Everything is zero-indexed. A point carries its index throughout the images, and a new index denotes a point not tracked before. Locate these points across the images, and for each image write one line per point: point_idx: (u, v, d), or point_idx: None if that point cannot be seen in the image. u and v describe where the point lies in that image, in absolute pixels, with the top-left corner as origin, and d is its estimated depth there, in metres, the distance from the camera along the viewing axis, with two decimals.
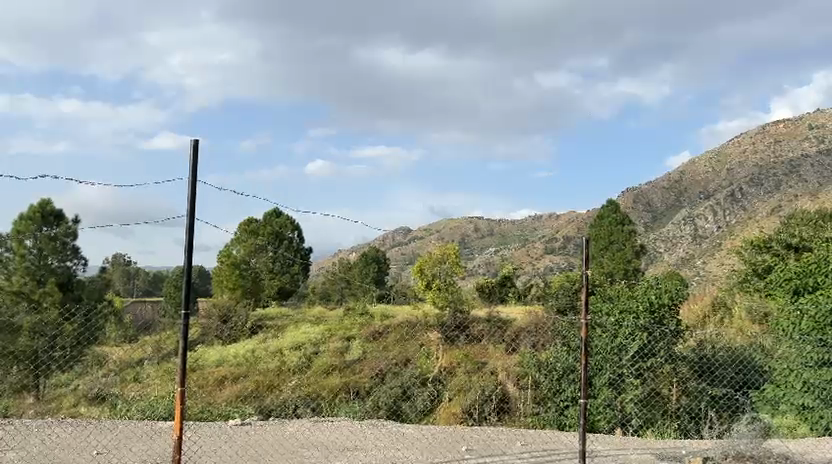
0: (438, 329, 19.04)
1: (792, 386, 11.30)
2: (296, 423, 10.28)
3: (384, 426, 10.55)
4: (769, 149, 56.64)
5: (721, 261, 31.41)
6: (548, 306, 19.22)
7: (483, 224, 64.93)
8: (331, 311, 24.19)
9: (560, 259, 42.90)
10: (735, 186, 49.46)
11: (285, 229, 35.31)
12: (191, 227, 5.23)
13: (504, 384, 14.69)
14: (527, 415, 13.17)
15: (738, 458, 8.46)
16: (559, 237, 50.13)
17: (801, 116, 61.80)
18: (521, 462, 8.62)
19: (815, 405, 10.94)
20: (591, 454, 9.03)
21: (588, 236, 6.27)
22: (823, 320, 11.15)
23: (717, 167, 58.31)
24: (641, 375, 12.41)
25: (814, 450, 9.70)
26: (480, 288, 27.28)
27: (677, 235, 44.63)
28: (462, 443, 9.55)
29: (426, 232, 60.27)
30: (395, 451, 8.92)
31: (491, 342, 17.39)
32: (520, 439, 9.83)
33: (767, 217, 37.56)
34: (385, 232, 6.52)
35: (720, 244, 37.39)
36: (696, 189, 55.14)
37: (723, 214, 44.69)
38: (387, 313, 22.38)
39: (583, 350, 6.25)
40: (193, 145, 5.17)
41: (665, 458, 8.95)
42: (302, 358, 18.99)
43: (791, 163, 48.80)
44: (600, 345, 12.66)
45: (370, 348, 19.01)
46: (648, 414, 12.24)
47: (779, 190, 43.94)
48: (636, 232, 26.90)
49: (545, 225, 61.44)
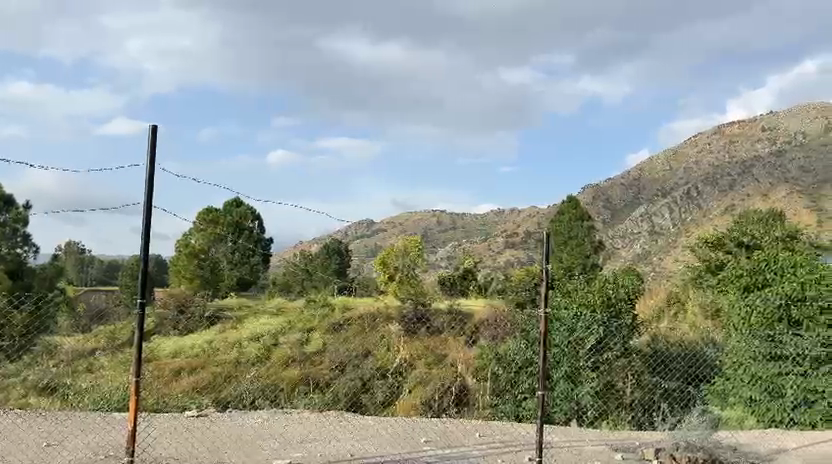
0: (400, 321, 19.00)
1: (740, 380, 12.07)
2: (254, 416, 10.16)
3: (343, 417, 10.55)
4: (724, 149, 58.37)
5: (675, 257, 32.25)
6: (508, 300, 19.31)
7: (447, 218, 65.03)
8: (292, 303, 23.85)
9: (520, 253, 43.27)
10: (689, 185, 50.83)
11: (246, 219, 35.38)
12: (147, 213, 5.13)
13: (463, 377, 14.75)
14: (485, 406, 13.29)
15: (690, 449, 8.72)
16: (520, 232, 50.49)
17: (754, 119, 63.92)
18: (479, 453, 8.76)
19: (762, 398, 11.81)
20: (548, 445, 9.29)
21: (550, 231, 6.31)
22: (771, 316, 12.16)
23: (675, 166, 59.61)
24: (597, 367, 12.68)
25: (760, 440, 10.25)
26: (442, 280, 27.32)
27: (634, 232, 45.52)
28: (422, 434, 9.64)
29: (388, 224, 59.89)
30: (356, 443, 8.97)
31: (451, 334, 17.44)
32: (477, 431, 9.96)
33: (719, 216, 38.74)
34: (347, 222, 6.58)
35: (675, 241, 38.29)
36: (654, 187, 56.33)
37: (678, 213, 45.83)
38: (349, 304, 22.14)
39: (542, 344, 6.32)
40: (152, 129, 5.08)
41: (620, 449, 9.26)
42: (261, 349, 18.76)
43: (744, 163, 50.34)
44: (558, 340, 12.84)
45: (331, 339, 18.88)
46: (603, 406, 12.61)
47: (732, 190, 45.30)
48: (596, 228, 27.44)
49: (505, 218, 61.80)
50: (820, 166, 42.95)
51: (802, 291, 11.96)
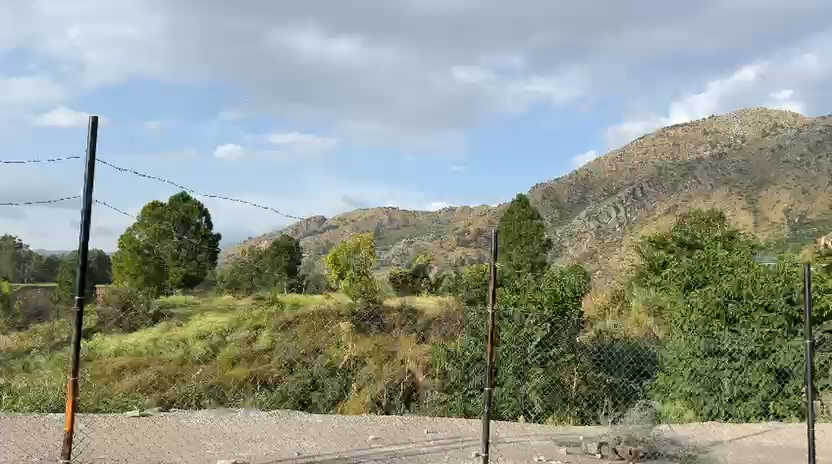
0: (350, 318, 18.94)
1: (681, 375, 12.58)
2: (198, 415, 10.00)
3: (290, 416, 10.45)
4: (668, 151, 60.20)
5: (620, 255, 33.11)
6: (459, 296, 19.43)
7: (399, 215, 65.08)
8: (240, 300, 23.49)
9: (471, 250, 43.66)
10: (635, 186, 52.20)
11: (193, 214, 34.66)
12: (87, 207, 4.98)
13: (414, 373, 14.81)
14: (434, 403, 13.39)
15: (631, 442, 8.99)
16: (471, 230, 50.93)
17: (696, 122, 66.12)
18: (427, 449, 8.82)
19: (700, 392, 12.29)
20: (494, 440, 9.46)
21: (497, 229, 6.41)
22: (710, 312, 12.73)
23: (622, 167, 61.09)
24: (543, 363, 12.92)
25: (698, 433, 10.62)
26: (394, 277, 27.33)
27: (581, 230, 46.46)
28: (369, 431, 9.63)
29: (340, 221, 59.56)
30: (301, 441, 8.92)
31: (402, 331, 17.48)
32: (425, 427, 10.04)
33: (663, 216, 39.92)
34: (298, 218, 6.55)
35: (621, 240, 39.25)
36: (601, 187, 57.65)
37: (624, 213, 47.03)
38: (299, 301, 21.93)
39: (490, 339, 6.45)
40: (94, 121, 4.93)
41: (564, 444, 9.44)
42: (208, 348, 18.42)
43: (687, 166, 52.01)
44: (506, 336, 13.06)
45: (280, 336, 18.65)
46: (548, 401, 12.74)
47: (675, 191, 46.75)
48: (545, 227, 27.92)
49: (457, 216, 62.22)
50: (757, 169, 44.77)
51: (738, 289, 12.59)
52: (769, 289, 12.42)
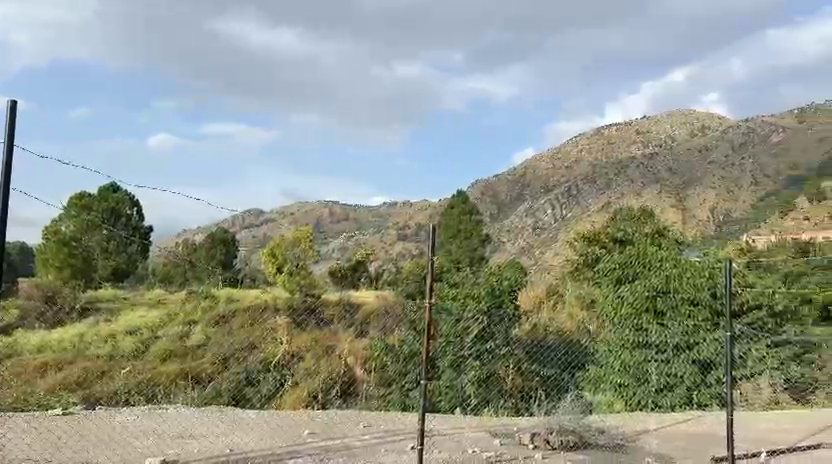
0: (287, 313, 18.71)
1: (611, 367, 12.68)
2: (125, 413, 9.68)
3: (223, 413, 10.21)
4: (603, 150, 61.96)
5: (556, 251, 33.85)
6: (397, 291, 19.48)
7: (338, 209, 64.67)
8: (173, 294, 22.82)
9: (411, 244, 43.80)
10: (571, 183, 53.48)
11: (123, 206, 33.48)
12: (5, 198, 4.74)
13: (352, 368, 14.75)
14: (372, 397, 13.41)
15: (563, 432, 9.30)
16: (411, 224, 51.04)
17: (629, 122, 68.31)
18: (362, 443, 8.82)
19: (630, 383, 12.62)
20: (429, 433, 9.53)
21: (434, 224, 7.10)
22: (640, 306, 13.26)
23: (558, 165, 62.45)
24: (480, 356, 13.09)
25: (626, 423, 11.01)
26: (333, 272, 27.14)
27: (518, 225, 47.21)
28: (304, 426, 9.55)
29: (277, 213, 58.65)
30: (233, 437, 8.77)
31: (341, 326, 17.36)
32: (361, 422, 10.02)
33: (597, 213, 41.02)
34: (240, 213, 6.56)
35: (556, 236, 40.13)
36: (538, 183, 58.79)
37: (560, 209, 48.10)
38: (234, 296, 21.49)
39: (427, 332, 6.61)
40: (10, 107, 4.69)
41: (497, 435, 9.64)
42: (138, 343, 17.83)
43: (620, 164, 53.64)
44: (445, 330, 13.14)
45: (214, 331, 18.23)
46: (484, 393, 12.97)
47: (609, 189, 48.14)
48: (483, 223, 28.29)
49: (397, 210, 62.26)
50: (685, 170, 46.66)
51: (668, 284, 13.54)
52: (694, 283, 13.36)
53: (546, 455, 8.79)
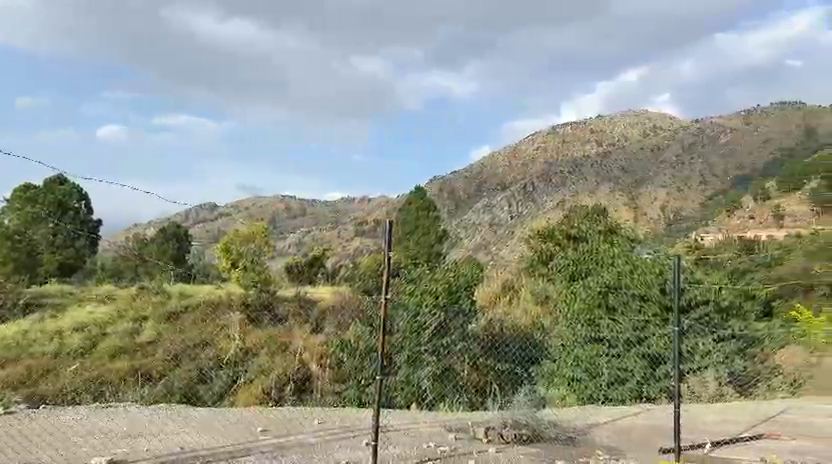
0: (242, 309, 18.44)
1: (564, 361, 13.16)
2: (70, 412, 9.40)
3: (176, 411, 10.03)
4: (559, 148, 62.89)
5: (512, 247, 34.20)
6: (354, 286, 19.40)
7: (295, 204, 64.10)
8: (122, 290, 22.23)
9: (368, 240, 43.66)
10: (528, 181, 54.15)
11: (71, 199, 32.51)
12: None
13: (307, 364, 14.64)
14: (328, 393, 13.37)
15: (517, 426, 9.45)
16: (368, 220, 50.90)
17: (584, 121, 69.52)
18: (316, 440, 8.77)
19: (582, 377, 12.97)
20: (384, 428, 9.54)
21: (391, 222, 7.39)
22: (593, 303, 13.64)
23: (515, 162, 63.16)
24: (437, 352, 13.16)
25: (577, 416, 11.21)
26: (289, 267, 26.86)
27: (474, 221, 47.48)
28: (257, 424, 9.44)
29: (232, 208, 57.68)
30: (184, 435, 8.63)
31: (297, 322, 17.20)
32: (315, 418, 9.96)
33: (552, 210, 41.62)
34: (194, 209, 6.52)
35: (512, 233, 40.56)
36: (495, 181, 59.30)
37: (516, 206, 48.63)
38: (187, 291, 21.05)
39: (381, 328, 6.68)
40: None
41: (453, 430, 9.71)
42: (86, 339, 17.31)
43: (575, 162, 54.58)
44: (404, 326, 13.12)
45: (166, 327, 17.84)
46: (441, 388, 13.03)
47: (564, 186, 48.90)
48: (441, 218, 28.44)
49: (354, 206, 61.99)
50: (638, 168, 47.79)
51: (618, 281, 13.69)
52: (645, 280, 13.56)
53: (500, 448, 8.92)
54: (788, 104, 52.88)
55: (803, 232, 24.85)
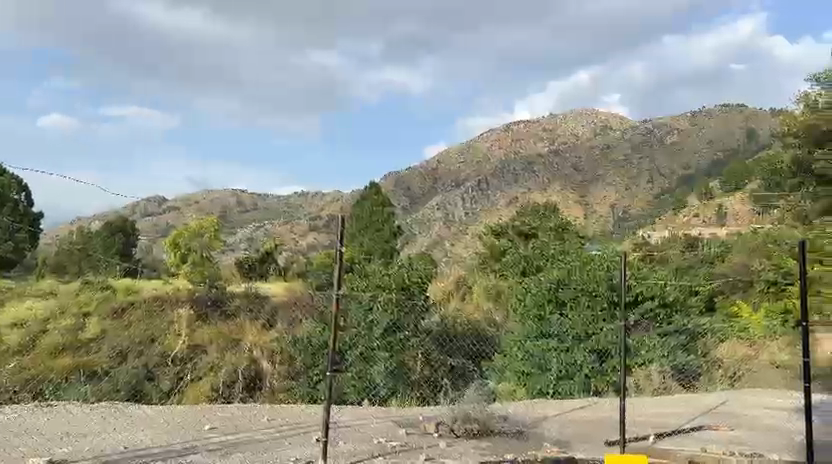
0: (191, 305, 18.06)
1: (515, 356, 13.47)
2: (8, 412, 9.04)
3: (121, 409, 9.77)
4: (512, 145, 63.63)
5: (465, 244, 34.43)
6: (307, 282, 19.25)
7: (247, 199, 62.97)
8: (65, 284, 21.46)
9: (321, 236, 43.30)
10: (482, 178, 54.60)
11: (9, 190, 31.15)
12: None
13: (259, 361, 14.45)
14: (278, 390, 13.34)
15: (468, 421, 9.43)
16: (322, 215, 50.47)
17: (537, 119, 70.56)
18: (267, 437, 8.69)
19: (532, 372, 13.24)
20: (334, 425, 9.52)
21: (343, 216, 7.83)
22: (542, 300, 14.00)
23: (470, 159, 63.62)
24: (390, 348, 13.13)
25: (525, 410, 11.34)
26: (240, 263, 26.43)
27: (427, 216, 47.52)
28: (206, 421, 9.30)
29: (181, 202, 56.27)
30: (129, 434, 8.43)
31: (248, 318, 16.96)
32: (266, 415, 9.87)
33: (505, 207, 42.10)
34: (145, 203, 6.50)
35: (466, 230, 40.82)
36: (450, 177, 59.56)
37: (471, 203, 48.95)
38: (133, 287, 20.48)
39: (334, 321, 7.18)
40: None
41: (403, 425, 9.78)
42: (26, 336, 16.64)
43: (529, 160, 55.32)
44: (355, 321, 13.43)
45: (112, 323, 17.32)
46: (393, 383, 12.91)
47: (517, 184, 49.47)
48: (395, 214, 28.48)
49: (308, 201, 61.32)
50: (589, 167, 48.77)
51: (568, 276, 13.97)
52: (595, 275, 13.77)
53: (451, 442, 9.02)
54: (730, 107, 54.88)
55: (743, 230, 25.85)
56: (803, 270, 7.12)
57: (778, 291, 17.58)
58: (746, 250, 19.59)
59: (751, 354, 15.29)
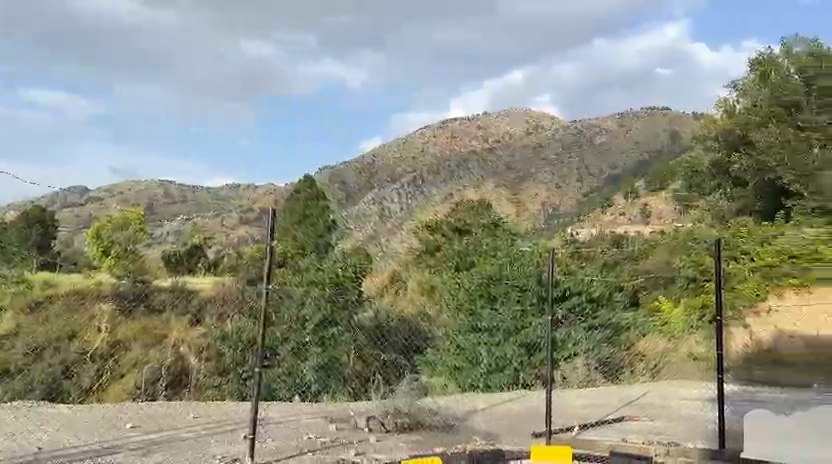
0: (114, 300, 17.33)
1: (448, 351, 13.64)
2: None
3: (32, 408, 9.32)
4: (448, 142, 64.07)
5: (400, 239, 34.41)
6: (237, 277, 18.82)
7: (175, 191, 60.85)
8: None
9: (253, 229, 42.35)
10: (418, 173, 54.72)
11: None
12: None
13: (186, 358, 14.03)
14: (206, 387, 12.96)
15: (397, 415, 9.76)
16: (255, 208, 49.39)
17: (472, 117, 71.33)
18: (192, 434, 8.49)
19: (463, 366, 13.39)
20: (262, 422, 9.38)
21: (273, 212, 8.19)
22: (474, 295, 14.15)
23: (406, 154, 63.65)
24: (322, 343, 13.00)
25: (455, 404, 11.46)
26: (167, 256, 25.55)
27: (362, 208, 47.18)
28: (127, 420, 8.98)
29: (105, 192, 53.84)
30: (44, 435, 8.05)
31: (174, 313, 16.49)
32: (192, 412, 9.65)
33: (440, 203, 42.34)
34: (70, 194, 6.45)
35: (401, 225, 40.80)
36: (386, 170, 59.39)
37: (406, 197, 48.95)
38: (51, 280, 19.46)
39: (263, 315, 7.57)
40: None
41: (333, 420, 9.71)
42: None
43: (464, 156, 55.83)
44: (288, 316, 13.11)
45: (27, 319, 16.42)
46: (324, 379, 12.75)
47: (453, 179, 49.82)
48: (329, 208, 28.24)
49: (240, 192, 59.85)
50: (523, 165, 49.67)
51: (500, 271, 14.24)
52: (523, 270, 14.32)
53: (381, 437, 9.03)
54: (656, 110, 57.05)
55: (665, 229, 26.93)
56: (718, 269, 8.02)
57: (697, 286, 18.50)
58: (668, 246, 20.47)
59: (671, 347, 15.97)
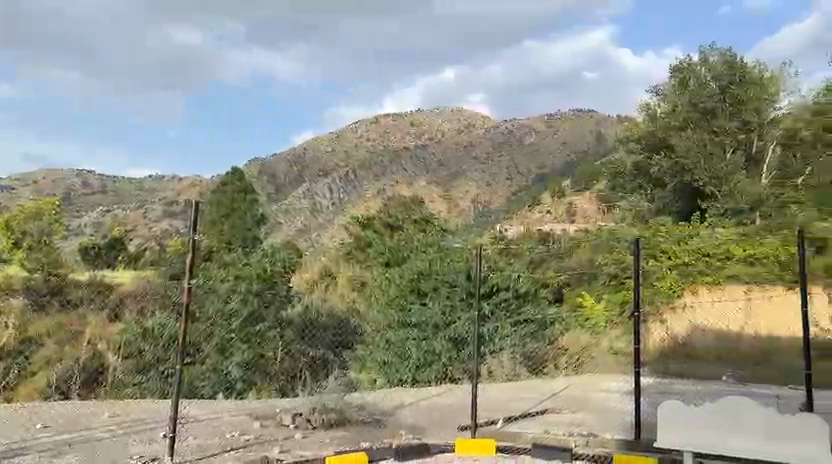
0: (25, 294, 16.40)
1: (377, 346, 13.68)
2: None
3: None
4: (381, 138, 63.93)
5: (330, 235, 34.05)
6: (159, 272, 18.20)
7: (95, 182, 58.04)
8: None
9: (178, 222, 40.96)
10: (351, 168, 54.33)
11: None
12: None
13: (102, 354, 13.41)
14: (125, 385, 12.53)
15: (325, 411, 9.64)
16: (181, 201, 47.79)
17: (405, 114, 71.44)
18: (107, 434, 8.17)
19: (392, 361, 13.46)
20: (183, 420, 9.12)
21: (197, 208, 7.98)
22: (405, 291, 14.39)
23: (339, 148, 63.08)
24: (247, 340, 12.73)
25: (383, 399, 11.49)
26: (85, 248, 24.36)
27: (293, 202, 46.47)
28: (37, 421, 8.56)
29: (16, 181, 50.79)
30: None
31: (91, 309, 15.76)
32: (109, 411, 9.30)
33: (371, 199, 42.16)
34: None
35: (331, 221, 40.38)
36: (318, 164, 58.70)
37: (337, 192, 48.50)
38: None
39: (184, 315, 7.41)
40: None
41: (258, 418, 9.55)
42: None
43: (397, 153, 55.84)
44: (213, 311, 12.71)
45: None
46: (250, 375, 12.48)
47: (385, 176, 49.73)
48: (258, 202, 27.66)
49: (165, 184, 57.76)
50: (455, 163, 50.14)
51: (430, 267, 14.45)
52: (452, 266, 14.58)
53: (306, 434, 8.95)
54: (583, 112, 58.80)
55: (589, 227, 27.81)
56: (637, 267, 8.25)
57: (618, 284, 19.31)
58: (591, 245, 21.15)
59: (593, 342, 16.54)
